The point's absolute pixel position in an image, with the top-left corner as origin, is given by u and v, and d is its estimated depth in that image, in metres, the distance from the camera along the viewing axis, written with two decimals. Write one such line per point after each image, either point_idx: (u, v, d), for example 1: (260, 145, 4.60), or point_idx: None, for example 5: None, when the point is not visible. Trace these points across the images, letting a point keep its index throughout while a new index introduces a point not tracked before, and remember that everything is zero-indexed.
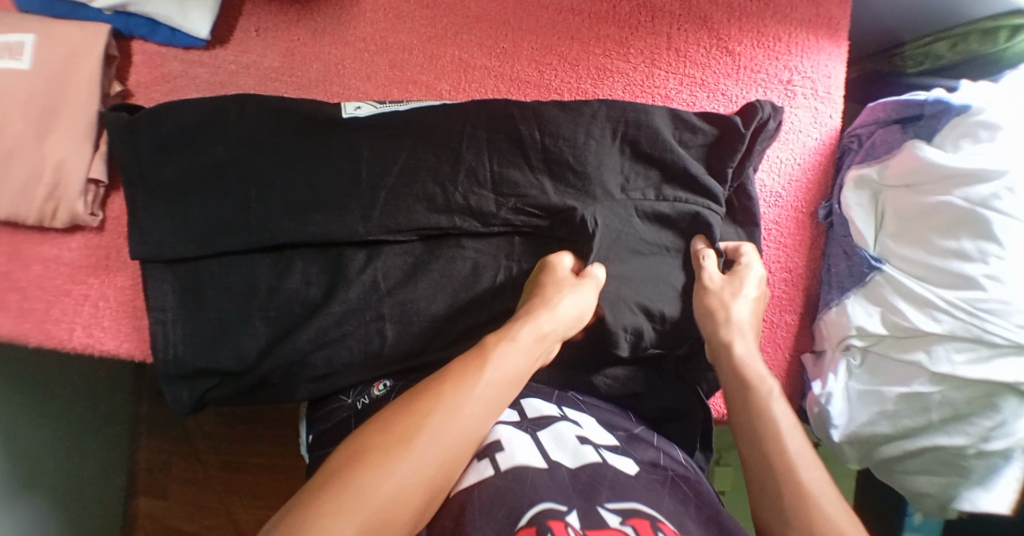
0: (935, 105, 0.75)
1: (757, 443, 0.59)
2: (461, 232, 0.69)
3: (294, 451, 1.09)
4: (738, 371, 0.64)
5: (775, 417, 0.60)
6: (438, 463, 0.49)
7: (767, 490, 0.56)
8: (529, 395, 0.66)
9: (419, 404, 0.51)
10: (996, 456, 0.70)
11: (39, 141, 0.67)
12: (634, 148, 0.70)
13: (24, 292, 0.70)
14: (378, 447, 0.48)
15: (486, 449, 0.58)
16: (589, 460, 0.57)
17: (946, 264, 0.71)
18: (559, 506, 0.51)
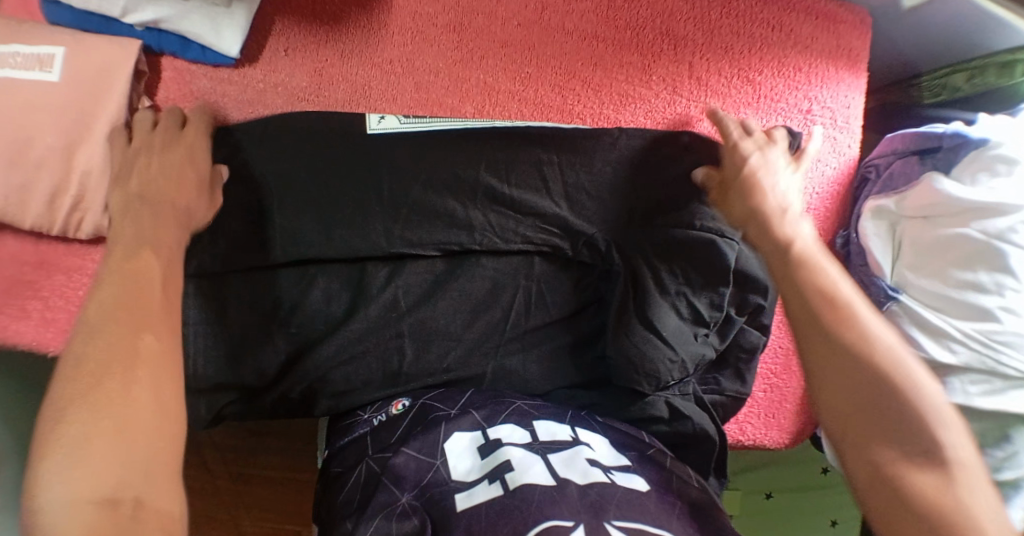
0: (953, 137, 0.76)
1: (810, 318, 0.55)
2: (480, 250, 0.71)
3: (304, 464, 1.10)
4: (779, 260, 0.60)
5: (829, 295, 0.56)
6: (126, 433, 0.49)
7: (858, 384, 0.52)
8: (543, 417, 0.65)
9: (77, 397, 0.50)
10: (1006, 486, 0.71)
11: (68, 153, 0.68)
12: (648, 178, 0.72)
13: (47, 302, 0.71)
14: (54, 456, 0.47)
15: (496, 469, 0.57)
16: (598, 481, 0.56)
17: (962, 296, 0.72)
18: (566, 522, 0.50)
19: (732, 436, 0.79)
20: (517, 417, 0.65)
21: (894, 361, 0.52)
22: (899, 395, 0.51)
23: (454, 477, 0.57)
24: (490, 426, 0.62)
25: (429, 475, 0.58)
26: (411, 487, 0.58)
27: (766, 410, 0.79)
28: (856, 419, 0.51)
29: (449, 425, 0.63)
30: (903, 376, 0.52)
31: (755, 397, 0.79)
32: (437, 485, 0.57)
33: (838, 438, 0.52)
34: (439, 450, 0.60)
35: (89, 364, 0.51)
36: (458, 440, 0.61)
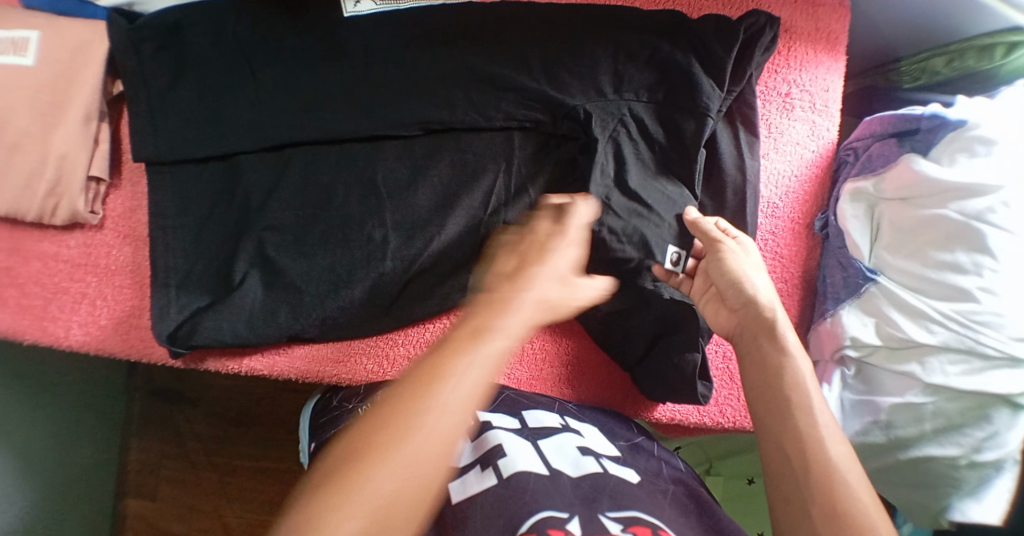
0: (931, 119, 0.76)
1: (765, 370, 0.59)
2: (460, 129, 0.72)
3: (287, 453, 1.10)
4: (751, 345, 0.62)
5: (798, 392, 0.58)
6: (352, 473, 0.40)
7: (790, 458, 0.55)
8: (532, 406, 0.70)
9: (366, 431, 0.42)
10: (987, 467, 0.71)
11: (42, 137, 0.67)
12: (642, 77, 0.73)
13: (23, 288, 0.70)
14: (328, 487, 0.40)
15: (489, 455, 0.60)
16: (590, 471, 0.59)
17: (941, 277, 0.72)
18: (561, 514, 0.52)
19: (712, 417, 0.78)
20: (508, 406, 0.69)
21: (818, 433, 0.56)
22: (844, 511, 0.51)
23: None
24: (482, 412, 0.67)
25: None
26: None
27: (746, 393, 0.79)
28: (807, 494, 0.53)
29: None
30: (823, 447, 0.55)
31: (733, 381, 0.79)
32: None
33: (780, 509, 0.54)
34: None
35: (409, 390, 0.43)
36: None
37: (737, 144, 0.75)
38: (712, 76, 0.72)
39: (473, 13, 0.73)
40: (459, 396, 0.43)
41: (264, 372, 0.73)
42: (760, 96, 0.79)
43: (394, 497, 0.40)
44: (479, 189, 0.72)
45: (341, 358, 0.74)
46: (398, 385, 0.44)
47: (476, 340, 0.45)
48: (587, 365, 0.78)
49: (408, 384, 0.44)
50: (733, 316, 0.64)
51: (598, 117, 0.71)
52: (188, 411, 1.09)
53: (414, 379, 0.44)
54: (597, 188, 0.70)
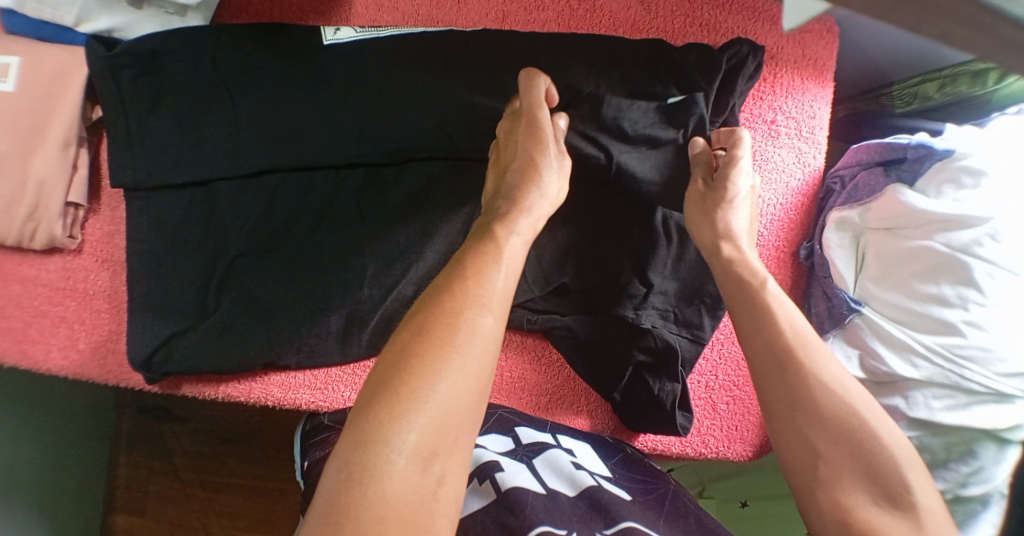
0: (918, 149, 0.74)
1: (754, 307, 0.60)
2: (440, 157, 0.72)
3: (278, 469, 1.10)
4: (745, 293, 0.61)
5: (792, 327, 0.58)
6: (405, 382, 0.44)
7: (796, 386, 0.55)
8: (525, 424, 0.71)
9: (414, 351, 0.45)
10: (974, 502, 0.69)
11: (20, 162, 0.67)
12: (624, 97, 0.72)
13: (2, 312, 0.70)
14: (387, 399, 0.43)
15: (484, 469, 0.61)
16: (586, 485, 0.61)
17: (925, 309, 0.71)
18: (559, 530, 0.54)
19: (694, 448, 0.78)
20: (499, 426, 0.70)
21: (802, 339, 0.57)
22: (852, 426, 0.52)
23: None
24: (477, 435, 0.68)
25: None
26: None
27: (729, 423, 0.78)
28: (823, 457, 0.52)
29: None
30: (808, 349, 0.57)
31: (717, 410, 0.78)
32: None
33: (797, 483, 0.53)
34: None
35: (438, 316, 0.47)
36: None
37: None
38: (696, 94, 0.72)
39: (453, 41, 0.73)
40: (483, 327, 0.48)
41: (241, 399, 0.73)
42: (742, 123, 0.78)
43: (446, 417, 0.44)
44: (458, 217, 0.72)
45: (319, 386, 0.73)
46: (428, 306, 0.48)
47: (494, 262, 0.52)
48: (567, 395, 0.78)
49: (429, 304, 0.48)
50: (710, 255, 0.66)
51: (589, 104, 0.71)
52: (176, 427, 1.09)
53: (446, 302, 0.48)
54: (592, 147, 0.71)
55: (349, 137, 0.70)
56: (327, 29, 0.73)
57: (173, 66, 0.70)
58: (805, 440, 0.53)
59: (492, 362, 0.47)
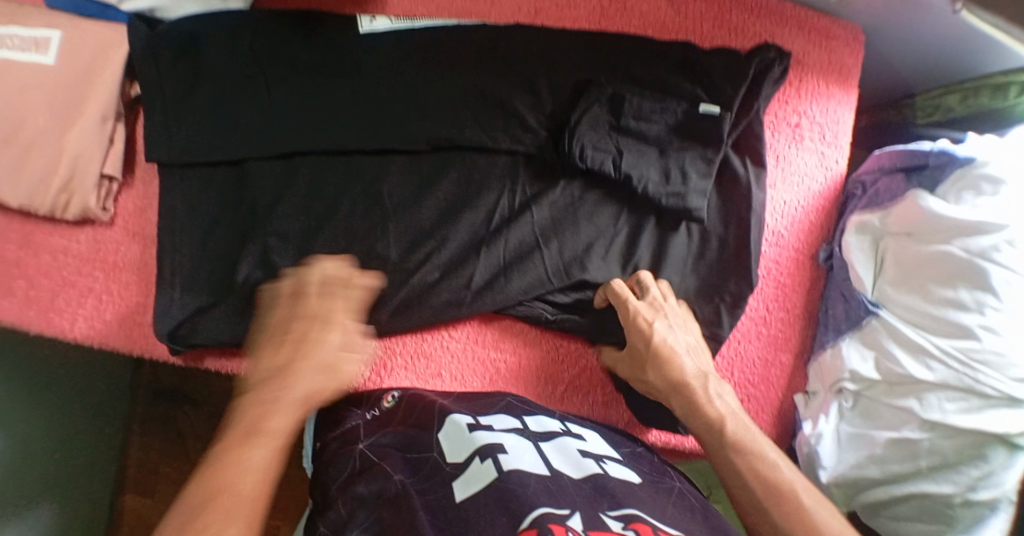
0: (940, 155, 0.76)
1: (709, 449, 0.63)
2: (468, 148, 0.72)
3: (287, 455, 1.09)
4: (710, 438, 0.63)
5: (720, 427, 0.63)
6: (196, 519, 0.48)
7: (747, 483, 0.59)
8: (536, 413, 0.71)
9: (201, 512, 0.48)
10: (981, 506, 0.70)
11: (57, 134, 0.68)
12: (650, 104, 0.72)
13: (31, 280, 0.71)
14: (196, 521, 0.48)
15: (487, 449, 0.60)
16: (591, 472, 0.60)
17: (942, 313, 0.72)
18: (560, 509, 0.52)
19: None
20: (508, 411, 0.70)
21: (739, 433, 0.62)
22: (778, 503, 0.57)
23: (448, 460, 0.61)
24: (484, 416, 0.68)
25: (425, 464, 0.61)
26: (410, 474, 0.60)
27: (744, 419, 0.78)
28: None
29: (444, 411, 0.67)
30: (746, 436, 0.62)
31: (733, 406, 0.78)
32: (435, 471, 0.60)
33: None
34: (432, 442, 0.64)
35: (228, 475, 0.51)
36: (451, 427, 0.65)
37: (747, 174, 0.75)
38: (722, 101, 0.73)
39: (486, 35, 0.75)
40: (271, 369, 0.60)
41: None
42: (767, 126, 0.79)
43: (251, 489, 0.51)
44: (482, 207, 0.73)
45: None
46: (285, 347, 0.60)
47: (273, 402, 0.57)
48: (582, 384, 0.78)
49: (224, 460, 0.52)
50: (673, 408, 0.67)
51: (614, 107, 0.72)
52: (188, 410, 1.09)
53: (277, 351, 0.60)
54: (606, 148, 0.71)
55: (381, 124, 0.71)
56: (363, 17, 0.74)
57: (211, 49, 0.71)
58: None
59: (264, 484, 0.52)
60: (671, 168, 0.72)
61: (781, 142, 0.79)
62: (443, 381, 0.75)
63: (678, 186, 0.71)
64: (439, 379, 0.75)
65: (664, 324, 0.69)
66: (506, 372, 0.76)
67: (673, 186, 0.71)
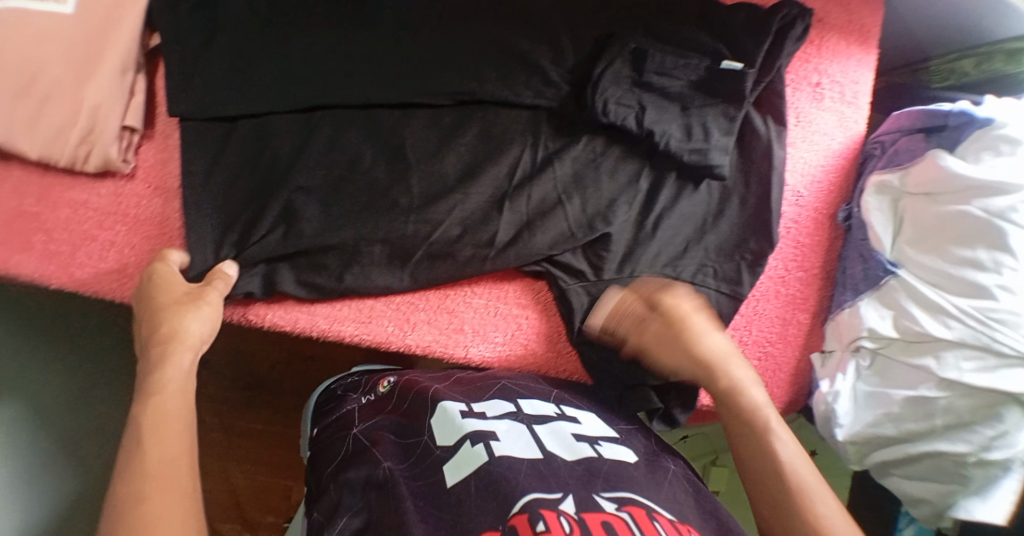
0: (959, 116, 0.75)
1: (736, 432, 0.66)
2: (491, 103, 0.73)
3: (290, 419, 1.11)
4: (737, 422, 0.66)
5: (749, 418, 0.66)
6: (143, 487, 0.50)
7: (760, 469, 0.63)
8: (530, 395, 0.70)
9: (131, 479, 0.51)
10: (995, 466, 0.70)
11: (77, 85, 0.68)
12: (672, 59, 0.73)
13: (50, 234, 0.71)
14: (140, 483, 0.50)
15: (480, 434, 0.60)
16: (584, 454, 0.60)
17: (960, 272, 0.72)
18: (552, 494, 0.53)
19: None
20: (502, 394, 0.69)
21: (765, 430, 0.64)
22: (795, 501, 0.59)
23: (438, 443, 0.61)
24: (478, 402, 0.67)
25: (416, 449, 0.62)
26: (399, 461, 0.61)
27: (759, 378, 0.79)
28: None
29: (437, 397, 0.67)
30: (771, 436, 0.64)
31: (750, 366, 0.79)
32: (425, 456, 0.60)
33: None
34: (424, 426, 0.64)
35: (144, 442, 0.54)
36: (443, 411, 0.65)
37: (768, 131, 0.76)
38: (744, 56, 0.73)
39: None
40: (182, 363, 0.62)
41: (287, 328, 0.74)
42: (789, 85, 0.80)
43: (173, 471, 0.53)
44: (506, 162, 0.73)
45: (364, 319, 0.74)
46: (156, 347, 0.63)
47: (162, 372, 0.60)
48: None
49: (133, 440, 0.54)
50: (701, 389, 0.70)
51: (637, 61, 0.72)
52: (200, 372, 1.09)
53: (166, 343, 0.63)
54: (629, 102, 0.72)
55: (402, 77, 0.71)
56: None
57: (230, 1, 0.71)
58: None
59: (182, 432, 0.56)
60: (691, 124, 0.73)
61: (801, 101, 0.80)
62: (464, 337, 0.76)
63: (700, 142, 0.73)
64: (461, 334, 0.76)
65: (694, 308, 0.73)
66: (528, 329, 0.77)
67: (695, 142, 0.73)
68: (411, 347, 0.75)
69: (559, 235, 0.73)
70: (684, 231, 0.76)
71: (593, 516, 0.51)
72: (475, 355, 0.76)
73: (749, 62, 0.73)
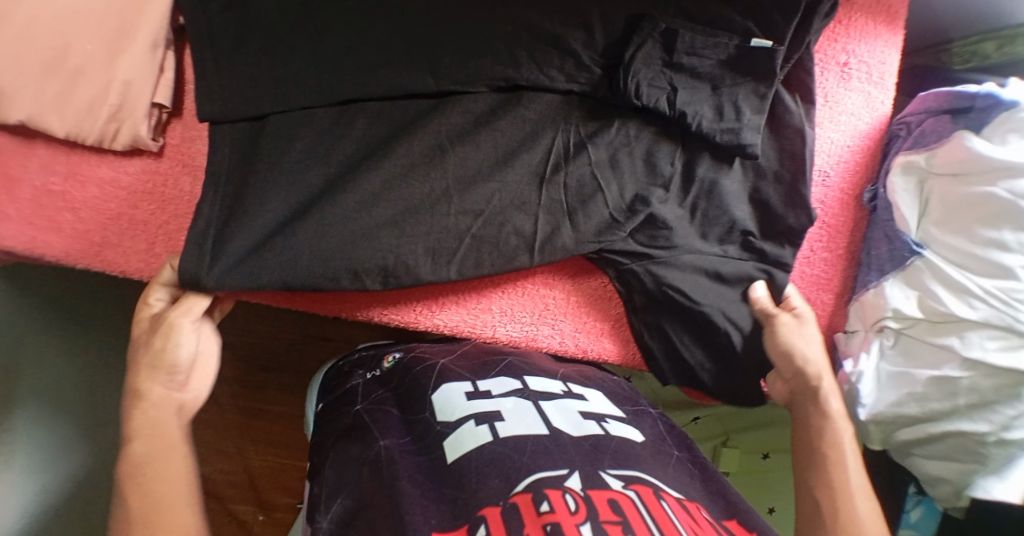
0: (987, 98, 0.75)
1: (808, 443, 0.69)
2: (525, 86, 0.72)
3: (299, 396, 1.11)
4: (811, 437, 0.69)
5: (823, 452, 0.67)
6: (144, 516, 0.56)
7: (817, 502, 0.64)
8: (536, 373, 0.71)
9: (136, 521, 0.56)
10: (1013, 445, 0.71)
11: (107, 61, 0.67)
12: (704, 40, 0.72)
13: (78, 214, 0.70)
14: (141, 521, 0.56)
15: (486, 415, 0.61)
16: (591, 431, 0.60)
17: (985, 253, 0.72)
18: (558, 471, 0.53)
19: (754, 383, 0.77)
20: (510, 371, 0.71)
21: (835, 466, 0.66)
22: (838, 517, 0.63)
23: (441, 419, 0.62)
24: (484, 380, 0.68)
25: (419, 425, 0.63)
26: (397, 437, 0.62)
27: None
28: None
29: (442, 376, 0.69)
30: (843, 472, 0.66)
31: None
32: (427, 431, 0.62)
33: None
34: (427, 404, 0.65)
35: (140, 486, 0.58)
36: (447, 390, 0.66)
37: (800, 112, 0.77)
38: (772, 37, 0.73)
39: None
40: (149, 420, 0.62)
41: (317, 310, 0.75)
42: (818, 67, 0.80)
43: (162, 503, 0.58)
44: (537, 146, 0.73)
45: (394, 300, 0.75)
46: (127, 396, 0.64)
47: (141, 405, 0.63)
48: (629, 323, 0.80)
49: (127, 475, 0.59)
50: (788, 385, 0.74)
51: (668, 43, 0.72)
52: (218, 353, 1.10)
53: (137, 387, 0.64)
54: (659, 85, 0.72)
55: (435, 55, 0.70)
56: None
57: None
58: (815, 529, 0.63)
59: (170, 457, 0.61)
60: (720, 107, 0.73)
61: (829, 85, 0.80)
62: (493, 316, 0.77)
63: (732, 122, 0.73)
64: (489, 314, 0.77)
65: (797, 323, 0.74)
66: (555, 309, 0.78)
67: (727, 123, 0.73)
68: (440, 327, 0.76)
69: (591, 218, 0.73)
70: (718, 215, 0.76)
71: (600, 494, 0.50)
72: (503, 335, 0.77)
73: (780, 44, 0.73)
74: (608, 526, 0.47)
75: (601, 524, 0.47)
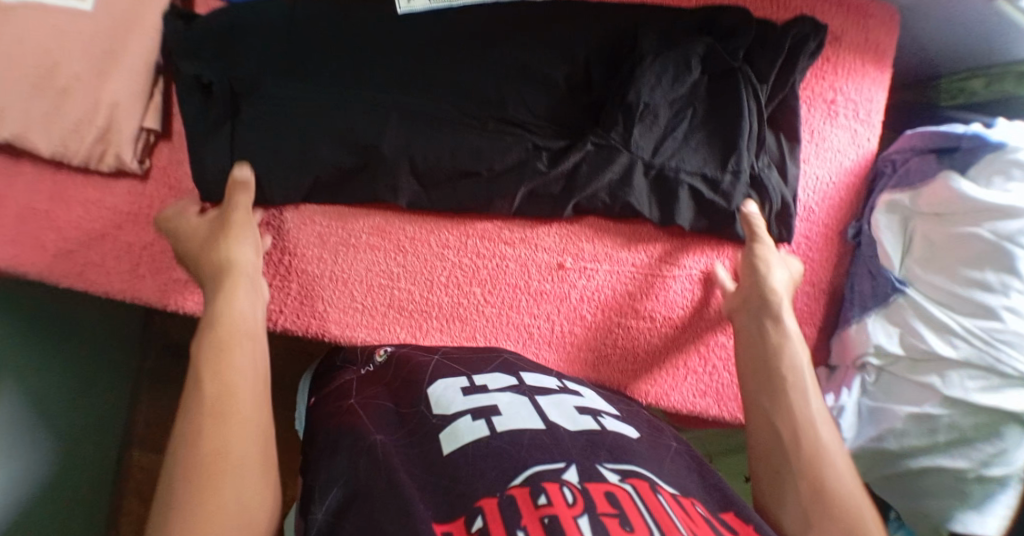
0: (973, 139, 0.76)
1: (765, 385, 0.63)
2: (523, 121, 0.73)
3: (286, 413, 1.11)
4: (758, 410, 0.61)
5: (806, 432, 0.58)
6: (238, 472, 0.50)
7: (779, 431, 0.59)
8: (531, 370, 0.69)
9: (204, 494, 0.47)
10: (993, 482, 0.72)
11: (96, 82, 0.68)
12: (692, 82, 0.75)
13: (61, 233, 0.70)
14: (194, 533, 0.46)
15: (483, 409, 0.59)
16: (589, 427, 0.58)
17: (968, 294, 0.73)
18: (555, 464, 0.51)
19: (731, 413, 0.80)
20: (504, 368, 0.68)
21: (815, 446, 0.57)
22: (809, 465, 0.56)
23: (435, 412, 0.60)
24: (479, 375, 0.66)
25: (412, 419, 0.60)
26: (391, 432, 0.59)
27: None
28: None
29: (436, 372, 0.66)
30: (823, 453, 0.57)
31: None
32: (422, 423, 0.59)
33: None
34: (421, 398, 0.62)
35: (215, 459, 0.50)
36: (442, 385, 0.63)
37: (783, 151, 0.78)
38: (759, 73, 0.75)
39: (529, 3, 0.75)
40: (247, 354, 0.57)
41: (299, 333, 0.75)
42: (805, 105, 0.81)
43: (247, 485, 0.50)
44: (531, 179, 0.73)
45: (377, 325, 0.76)
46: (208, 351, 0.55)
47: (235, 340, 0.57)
48: (615, 349, 0.79)
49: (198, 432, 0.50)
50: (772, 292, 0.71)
51: (661, 79, 0.72)
52: None
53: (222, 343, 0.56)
54: (651, 123, 0.73)
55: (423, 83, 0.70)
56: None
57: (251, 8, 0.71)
58: (786, 501, 0.55)
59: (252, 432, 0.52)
60: (710, 145, 0.75)
61: (815, 125, 0.81)
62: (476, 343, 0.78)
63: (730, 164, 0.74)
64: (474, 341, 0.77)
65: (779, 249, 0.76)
66: (540, 337, 0.78)
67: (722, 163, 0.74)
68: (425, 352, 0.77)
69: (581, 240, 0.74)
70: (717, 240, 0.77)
71: (597, 487, 0.49)
72: None
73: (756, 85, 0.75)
74: (605, 519, 0.45)
75: (598, 517, 0.45)
